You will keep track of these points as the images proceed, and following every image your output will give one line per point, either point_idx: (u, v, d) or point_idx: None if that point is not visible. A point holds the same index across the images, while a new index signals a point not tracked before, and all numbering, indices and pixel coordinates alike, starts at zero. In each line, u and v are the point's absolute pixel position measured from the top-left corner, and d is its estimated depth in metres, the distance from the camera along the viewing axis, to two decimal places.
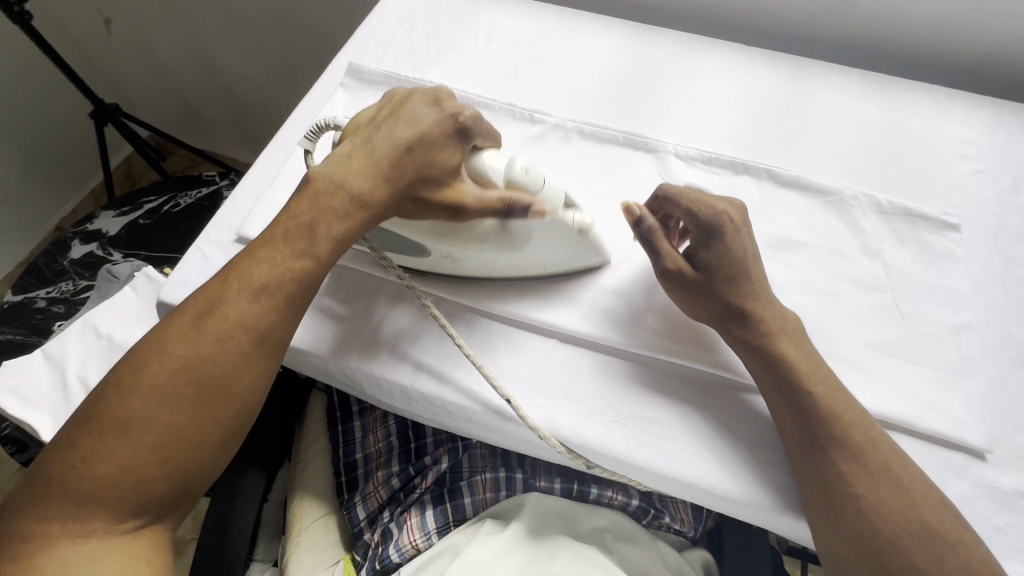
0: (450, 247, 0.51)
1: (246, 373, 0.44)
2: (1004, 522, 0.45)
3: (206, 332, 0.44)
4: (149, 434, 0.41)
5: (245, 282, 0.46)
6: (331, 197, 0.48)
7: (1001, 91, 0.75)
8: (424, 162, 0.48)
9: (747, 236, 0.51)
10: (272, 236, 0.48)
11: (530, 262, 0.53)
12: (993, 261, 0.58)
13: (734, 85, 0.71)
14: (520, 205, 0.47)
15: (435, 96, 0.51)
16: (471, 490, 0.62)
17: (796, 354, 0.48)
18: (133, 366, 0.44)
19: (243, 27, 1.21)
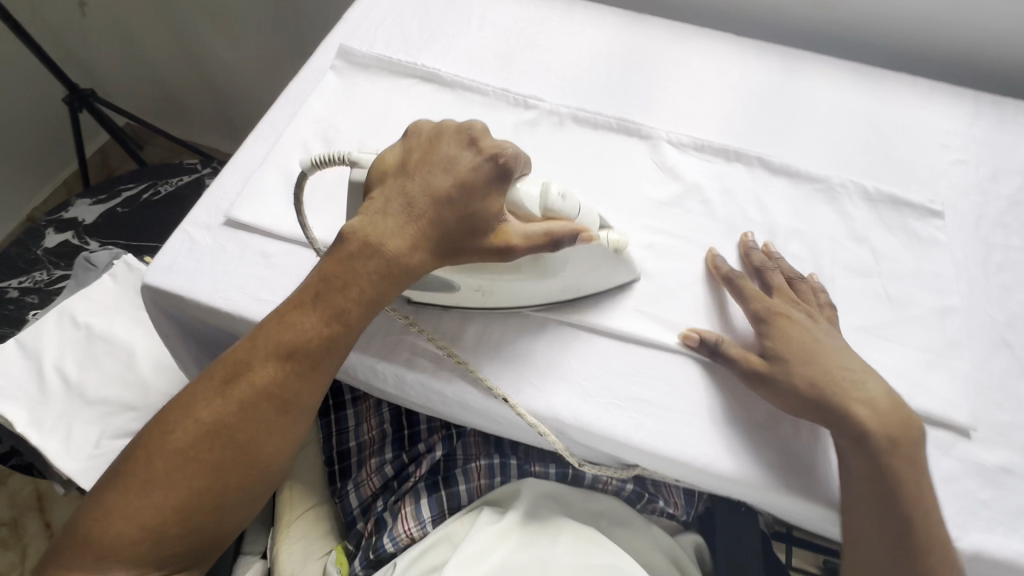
0: (483, 279, 0.49)
1: (269, 440, 0.44)
2: (988, 497, 0.46)
3: (231, 400, 0.43)
4: (173, 496, 0.41)
5: (271, 348, 0.44)
6: (365, 260, 0.44)
7: (980, 83, 0.77)
8: (467, 210, 0.45)
9: (799, 312, 0.51)
10: (301, 298, 0.45)
11: (565, 286, 0.51)
12: (974, 247, 0.59)
13: (725, 75, 0.72)
14: (568, 234, 0.45)
15: (469, 135, 0.47)
16: (466, 478, 0.60)
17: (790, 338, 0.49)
18: (163, 423, 0.44)
19: (226, 10, 1.18)
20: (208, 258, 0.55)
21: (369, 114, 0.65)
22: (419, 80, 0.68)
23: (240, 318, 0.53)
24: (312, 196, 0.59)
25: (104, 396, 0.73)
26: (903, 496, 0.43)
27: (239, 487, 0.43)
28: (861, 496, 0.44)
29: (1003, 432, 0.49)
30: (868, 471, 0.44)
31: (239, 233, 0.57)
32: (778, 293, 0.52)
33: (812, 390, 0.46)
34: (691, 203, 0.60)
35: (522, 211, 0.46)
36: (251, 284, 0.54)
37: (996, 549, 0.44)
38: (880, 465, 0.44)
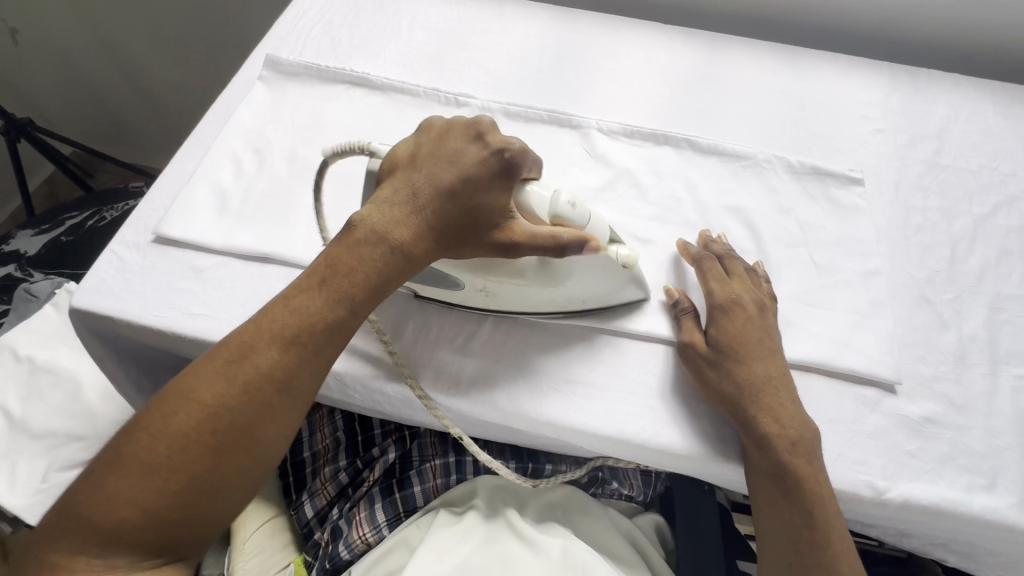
0: (483, 281, 0.48)
1: (270, 425, 0.40)
2: (915, 447, 0.48)
3: (235, 382, 0.40)
4: (175, 481, 0.37)
5: (278, 329, 0.42)
6: (371, 249, 0.43)
7: (898, 54, 0.81)
8: (469, 204, 0.43)
9: (750, 293, 0.51)
10: (310, 281, 0.44)
11: (573, 297, 0.50)
12: (894, 211, 0.62)
13: (654, 62, 0.73)
14: (575, 241, 0.43)
15: (475, 129, 0.46)
16: (420, 479, 0.60)
17: (718, 312, 0.50)
18: (162, 405, 0.40)
19: (165, 27, 1.16)
20: (137, 276, 0.54)
21: (300, 122, 0.65)
22: (349, 85, 0.68)
23: (172, 334, 0.52)
24: (243, 207, 0.58)
25: (50, 428, 0.72)
26: (806, 484, 0.44)
27: (242, 472, 0.40)
28: (769, 485, 0.45)
29: (926, 384, 0.51)
30: (776, 461, 0.45)
31: (169, 249, 0.56)
32: (736, 279, 0.52)
33: (735, 390, 0.47)
34: (624, 187, 0.61)
35: (530, 214, 0.45)
36: (182, 299, 0.53)
37: (923, 496, 0.46)
38: (788, 453, 0.45)
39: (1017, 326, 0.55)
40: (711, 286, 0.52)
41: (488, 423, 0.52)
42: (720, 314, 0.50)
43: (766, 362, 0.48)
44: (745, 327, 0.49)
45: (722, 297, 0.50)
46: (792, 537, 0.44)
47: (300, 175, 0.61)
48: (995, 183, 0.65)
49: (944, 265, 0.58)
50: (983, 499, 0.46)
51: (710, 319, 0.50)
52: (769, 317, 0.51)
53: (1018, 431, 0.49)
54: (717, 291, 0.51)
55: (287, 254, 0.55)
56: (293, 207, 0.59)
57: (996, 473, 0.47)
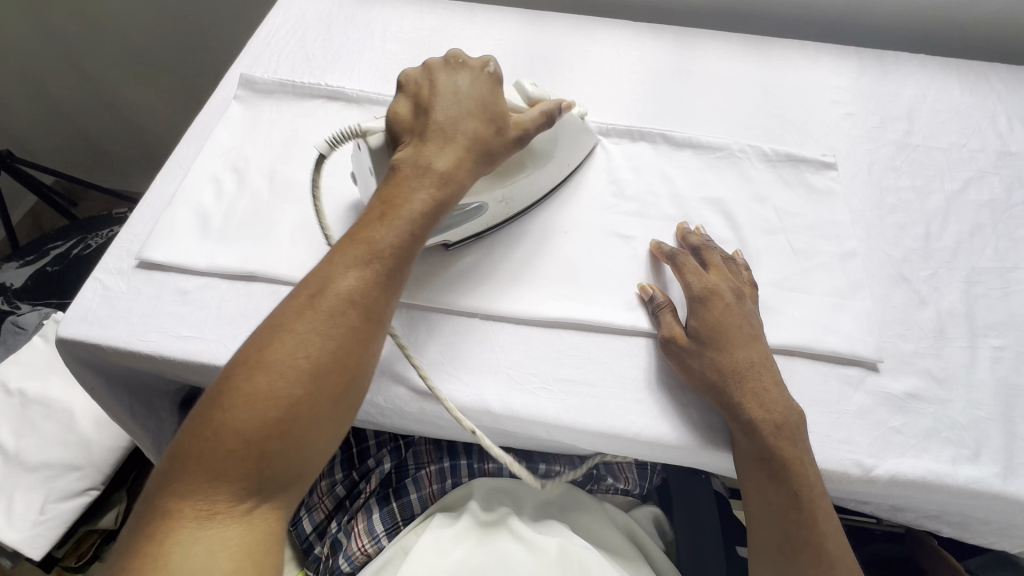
0: (506, 184, 0.53)
1: (359, 347, 0.41)
2: (899, 423, 0.49)
3: (322, 308, 0.41)
4: (276, 407, 0.38)
5: (351, 258, 0.43)
6: (420, 177, 0.46)
7: (863, 38, 0.82)
8: (485, 116, 0.49)
9: (727, 283, 0.52)
10: (368, 217, 0.45)
11: (559, 167, 0.59)
12: (868, 192, 0.63)
13: (625, 59, 0.74)
14: (557, 107, 0.53)
15: (459, 60, 0.51)
16: (417, 486, 0.61)
17: (697, 305, 0.51)
18: (255, 343, 0.40)
19: (141, 52, 1.17)
20: (123, 302, 0.55)
21: (278, 139, 0.65)
22: (325, 99, 0.68)
23: (161, 358, 0.52)
24: (225, 227, 0.59)
25: (45, 460, 0.71)
26: (794, 466, 0.45)
27: (334, 400, 0.40)
28: (758, 471, 0.46)
29: (906, 360, 0.52)
30: (762, 445, 0.45)
31: (154, 274, 0.56)
32: (714, 269, 0.53)
33: (718, 379, 0.47)
34: (602, 184, 0.62)
35: (516, 106, 0.52)
36: (169, 322, 0.54)
37: (909, 470, 0.47)
38: (775, 437, 0.45)
39: (993, 298, 0.56)
40: (689, 279, 0.52)
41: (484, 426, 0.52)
42: (698, 305, 0.51)
43: (748, 348, 0.49)
44: (725, 316, 0.50)
45: (700, 288, 0.51)
46: (782, 519, 0.45)
47: (281, 192, 0.61)
48: (965, 159, 0.66)
49: (919, 243, 0.60)
50: (968, 470, 0.47)
51: (689, 310, 0.51)
52: (749, 305, 0.52)
53: (998, 402, 0.50)
54: (695, 283, 0.52)
55: (272, 271, 0.56)
56: (275, 224, 0.59)
57: (979, 444, 0.48)
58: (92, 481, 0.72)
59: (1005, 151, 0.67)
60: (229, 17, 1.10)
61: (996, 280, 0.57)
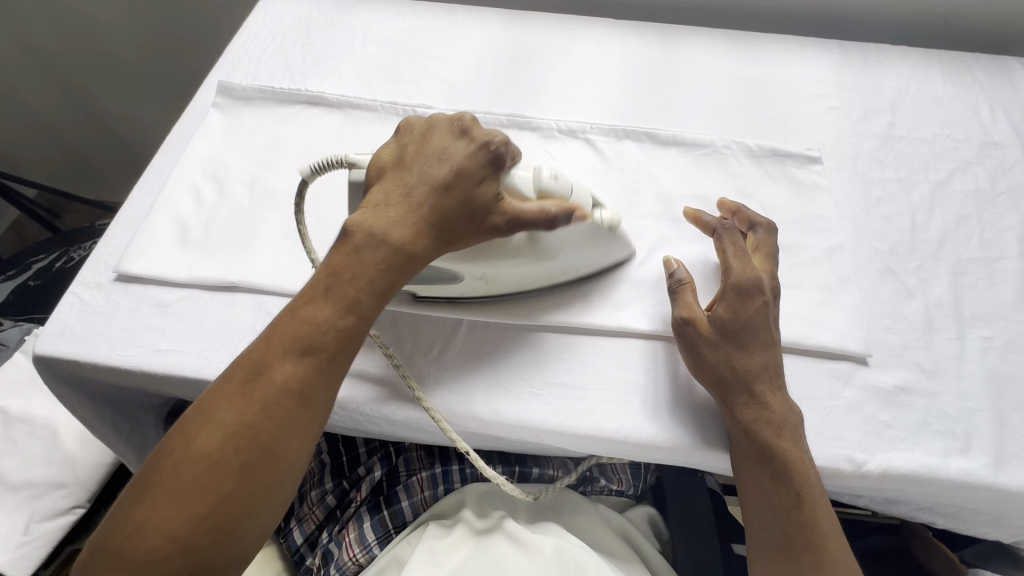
0: (484, 266, 0.48)
1: (295, 438, 0.40)
2: (890, 417, 0.49)
3: (256, 396, 0.39)
4: (200, 505, 0.36)
5: (289, 341, 0.41)
6: (377, 252, 0.43)
7: (845, 32, 0.83)
8: (465, 199, 0.44)
9: (769, 277, 0.50)
10: (313, 291, 0.43)
11: (566, 267, 0.51)
12: (854, 185, 0.63)
13: (608, 57, 0.74)
14: (562, 214, 0.44)
15: (460, 126, 0.47)
16: (408, 493, 0.60)
17: (733, 294, 0.48)
18: (184, 428, 0.39)
19: (121, 61, 1.16)
20: (102, 317, 0.53)
21: (257, 146, 0.64)
22: (306, 105, 0.67)
23: (142, 373, 0.51)
24: (205, 238, 0.58)
25: (28, 479, 0.70)
26: (794, 466, 0.44)
27: (266, 494, 0.38)
28: (759, 471, 0.45)
29: (896, 353, 0.52)
30: (762, 444, 0.45)
31: (133, 287, 0.55)
32: (758, 255, 0.51)
33: (731, 376, 0.46)
34: (587, 184, 0.61)
35: (517, 193, 0.45)
36: (149, 336, 0.52)
37: (901, 464, 0.47)
38: (775, 436, 0.45)
39: (980, 289, 0.56)
40: (730, 263, 0.49)
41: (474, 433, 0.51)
42: (733, 294, 0.48)
43: (766, 350, 0.47)
44: (756, 312, 0.48)
45: (741, 275, 0.48)
46: (783, 520, 0.44)
47: (262, 201, 0.60)
48: (949, 150, 0.67)
49: (906, 235, 0.59)
50: (959, 462, 0.47)
51: (719, 297, 0.48)
52: (778, 301, 0.50)
53: (988, 392, 0.50)
54: (736, 269, 0.49)
55: (253, 281, 0.55)
56: (256, 233, 0.58)
57: (969, 436, 0.48)
58: (78, 499, 0.71)
59: (988, 141, 0.67)
60: (209, 23, 1.09)
61: (982, 270, 0.57)
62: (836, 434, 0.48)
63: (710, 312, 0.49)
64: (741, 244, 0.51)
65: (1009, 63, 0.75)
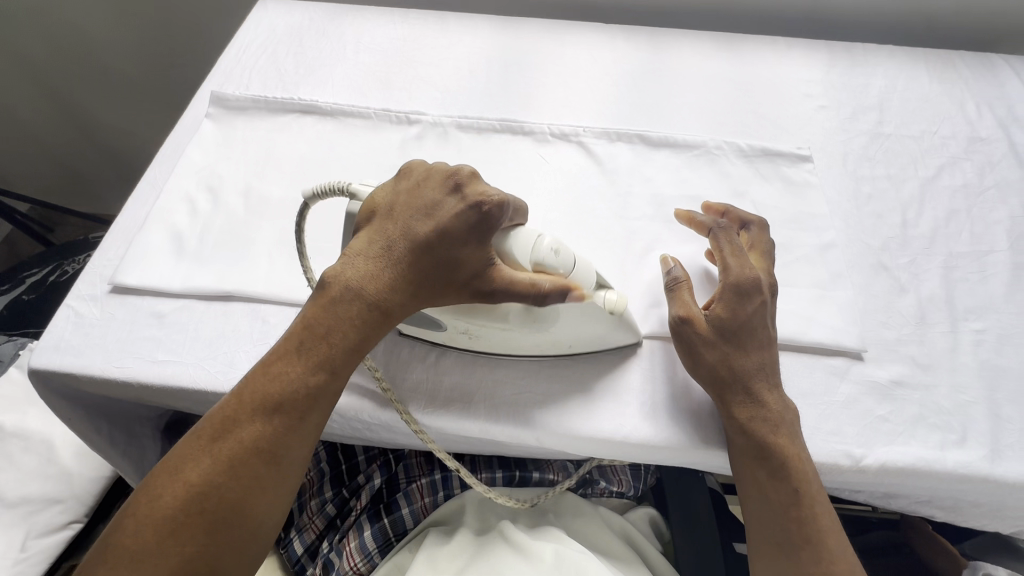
0: (468, 323, 0.47)
1: (260, 500, 0.39)
2: (886, 411, 0.49)
3: (222, 456, 0.39)
4: (161, 567, 0.36)
5: (260, 399, 0.41)
6: (352, 312, 0.43)
7: (831, 32, 0.84)
8: (447, 261, 0.43)
9: (766, 276, 0.50)
10: (288, 346, 0.43)
11: (556, 343, 0.49)
12: (845, 183, 0.64)
13: (599, 61, 0.75)
14: (555, 290, 0.41)
15: (453, 176, 0.45)
16: (408, 500, 0.59)
17: (732, 295, 0.47)
18: (151, 484, 0.39)
19: (114, 73, 1.16)
20: (97, 329, 0.53)
21: (251, 156, 0.65)
22: (299, 113, 0.68)
23: (139, 385, 0.51)
24: (200, 249, 0.58)
25: (25, 494, 0.69)
26: (794, 463, 0.45)
27: (232, 554, 0.38)
28: (757, 468, 0.45)
29: (890, 348, 0.53)
30: (760, 442, 0.45)
31: (129, 299, 0.55)
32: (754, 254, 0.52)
33: (728, 375, 0.46)
34: (581, 187, 0.62)
35: (510, 260, 0.43)
36: (145, 347, 0.52)
37: (899, 458, 0.47)
38: (772, 433, 0.45)
39: (971, 283, 0.57)
40: (727, 263, 0.49)
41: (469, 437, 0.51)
42: (732, 293, 0.47)
43: (762, 349, 0.48)
44: (755, 311, 0.47)
45: (740, 274, 0.48)
46: (783, 517, 0.44)
47: (257, 210, 0.60)
48: (936, 146, 0.67)
49: (897, 231, 0.60)
50: (956, 455, 0.47)
51: (717, 296, 0.48)
52: (775, 299, 0.50)
53: (982, 384, 0.51)
54: (734, 268, 0.48)
55: (250, 290, 0.55)
56: (252, 242, 0.58)
57: (965, 428, 0.48)
58: (76, 514, 0.70)
59: (975, 137, 0.68)
60: (201, 35, 1.10)
61: (973, 264, 0.58)
62: (834, 430, 0.48)
63: (706, 311, 0.49)
64: (739, 243, 0.51)
65: (993, 60, 0.76)
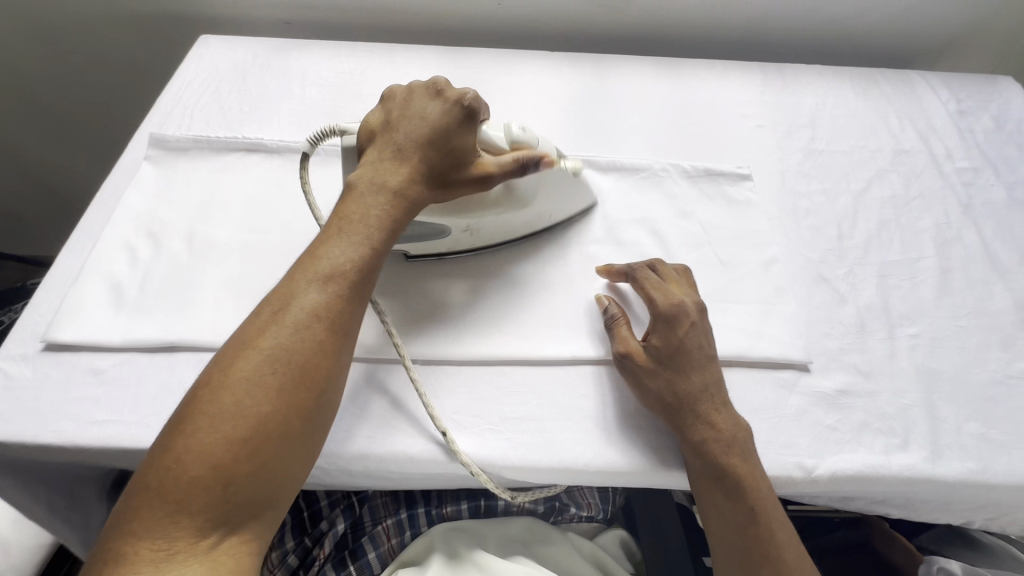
0: (470, 219, 0.53)
1: (326, 363, 0.41)
2: (833, 421, 0.51)
3: (285, 326, 0.41)
4: (244, 424, 0.37)
5: (311, 274, 0.43)
6: (382, 198, 0.47)
7: (763, 53, 0.88)
8: (449, 144, 0.49)
9: (690, 297, 0.52)
10: (327, 237, 0.46)
11: (540, 215, 0.58)
12: (783, 199, 0.67)
13: (546, 87, 0.76)
14: (533, 159, 0.50)
15: (430, 84, 0.51)
16: (374, 544, 0.58)
17: (661, 327, 0.50)
18: (219, 362, 0.40)
19: (50, 111, 1.11)
20: (29, 391, 0.50)
21: (195, 198, 0.63)
22: (244, 151, 0.66)
23: (76, 448, 0.48)
24: (141, 298, 0.55)
25: None
26: (749, 483, 0.45)
27: (303, 419, 0.40)
28: (714, 490, 0.46)
29: (834, 357, 0.55)
30: (714, 464, 0.46)
31: (64, 356, 0.52)
32: (673, 282, 0.53)
33: (674, 401, 0.47)
34: None
35: (492, 146, 0.50)
36: (83, 407, 0.50)
37: (848, 466, 0.49)
38: (724, 454, 0.46)
39: (905, 289, 0.60)
40: (653, 295, 0.51)
41: (430, 473, 0.50)
42: (663, 324, 0.50)
43: (703, 369, 0.49)
44: (686, 335, 0.50)
45: (666, 305, 0.50)
46: (742, 535, 0.45)
47: (203, 253, 0.59)
48: (865, 159, 0.71)
49: (834, 243, 0.63)
50: (900, 459, 0.49)
51: (651, 328, 0.50)
52: (707, 317, 0.52)
53: (920, 387, 0.53)
54: (660, 300, 0.51)
55: (195, 339, 0.53)
56: (197, 287, 0.56)
57: (907, 432, 0.51)
58: None
59: (900, 149, 0.73)
60: (141, 70, 1.06)
61: (905, 271, 0.61)
62: (788, 443, 0.49)
63: (645, 343, 0.50)
64: (656, 276, 0.54)
65: (911, 76, 0.81)
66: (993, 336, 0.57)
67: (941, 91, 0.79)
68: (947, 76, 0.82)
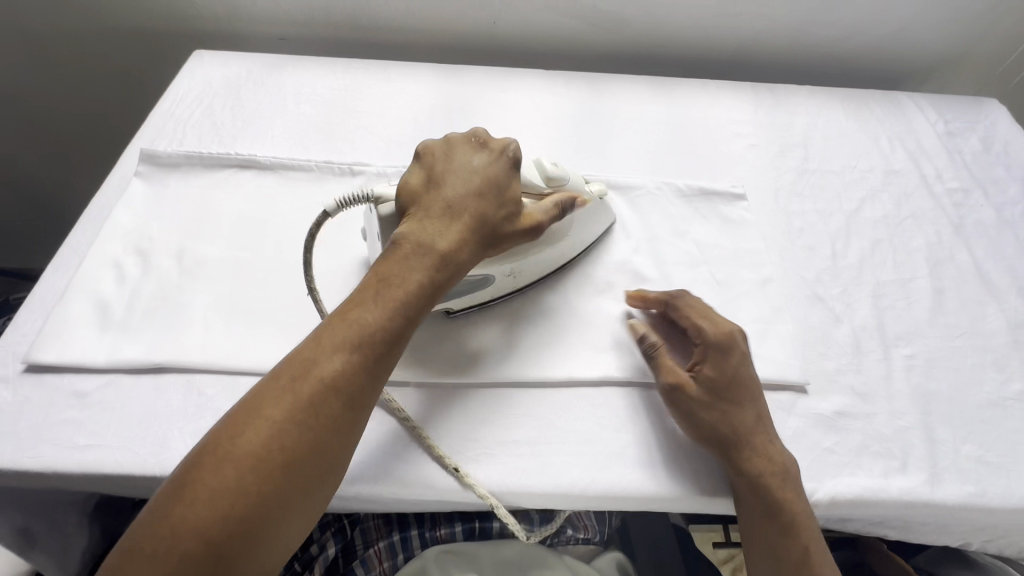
0: (514, 262, 0.52)
1: (339, 440, 0.39)
2: (832, 443, 0.51)
3: (303, 395, 0.39)
4: (247, 501, 0.35)
5: (339, 339, 0.41)
6: (419, 257, 0.45)
7: (754, 72, 0.90)
8: (494, 205, 0.48)
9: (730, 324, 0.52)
10: (360, 296, 0.44)
11: (569, 245, 0.57)
12: (777, 219, 0.67)
13: (540, 105, 0.77)
14: (569, 200, 0.52)
15: (479, 139, 0.51)
16: (365, 568, 0.57)
17: (719, 357, 0.49)
18: (230, 424, 0.38)
19: (37, 124, 1.09)
20: (7, 414, 0.48)
21: (185, 215, 0.62)
22: (236, 168, 0.66)
23: (55, 474, 0.46)
24: (128, 318, 0.54)
25: None
26: (776, 511, 0.45)
27: (304, 494, 0.38)
28: (764, 524, 0.46)
29: (831, 378, 0.55)
30: (766, 498, 0.46)
31: (45, 377, 0.51)
32: (696, 308, 0.53)
33: (733, 432, 0.47)
34: None
35: (534, 189, 0.52)
36: (64, 432, 0.48)
37: (847, 490, 0.48)
38: (779, 487, 0.46)
39: (899, 309, 0.60)
40: (701, 322, 0.51)
41: (430, 499, 0.49)
42: (713, 352, 0.49)
43: (753, 403, 0.49)
44: (739, 366, 0.49)
45: (716, 334, 0.50)
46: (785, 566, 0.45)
47: (193, 271, 0.58)
48: (857, 179, 0.72)
49: (828, 263, 0.63)
50: (900, 481, 0.49)
51: (702, 356, 0.50)
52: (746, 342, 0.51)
53: (917, 409, 0.53)
54: (711, 329, 0.50)
55: (183, 360, 0.51)
56: (185, 307, 0.55)
57: (905, 454, 0.50)
58: None
59: (891, 170, 0.73)
60: (133, 84, 1.05)
61: (899, 290, 0.62)
62: None
63: (694, 371, 0.49)
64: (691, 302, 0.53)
65: (900, 97, 0.82)
66: (987, 356, 0.57)
67: (929, 112, 0.81)
68: (935, 98, 0.83)
